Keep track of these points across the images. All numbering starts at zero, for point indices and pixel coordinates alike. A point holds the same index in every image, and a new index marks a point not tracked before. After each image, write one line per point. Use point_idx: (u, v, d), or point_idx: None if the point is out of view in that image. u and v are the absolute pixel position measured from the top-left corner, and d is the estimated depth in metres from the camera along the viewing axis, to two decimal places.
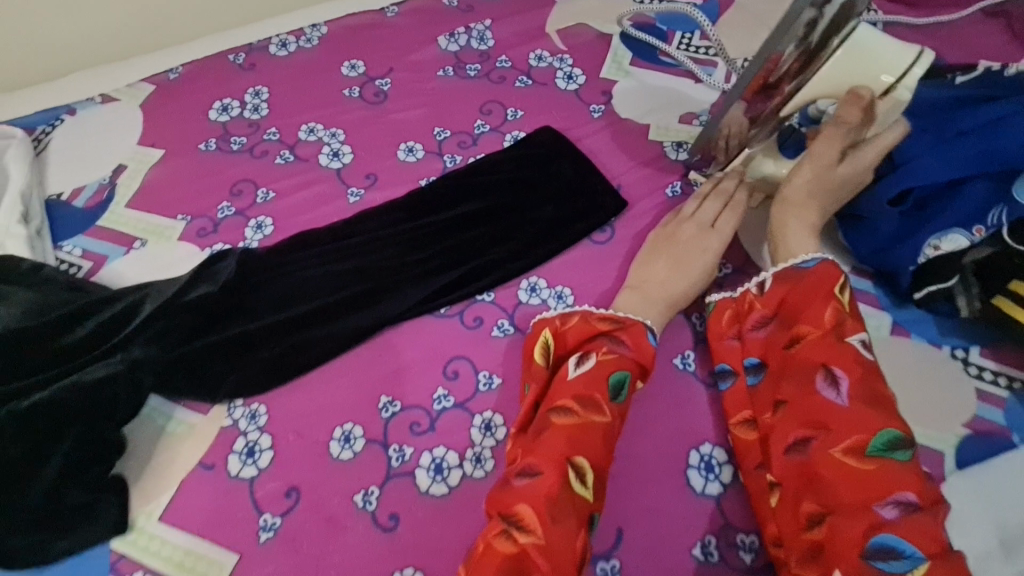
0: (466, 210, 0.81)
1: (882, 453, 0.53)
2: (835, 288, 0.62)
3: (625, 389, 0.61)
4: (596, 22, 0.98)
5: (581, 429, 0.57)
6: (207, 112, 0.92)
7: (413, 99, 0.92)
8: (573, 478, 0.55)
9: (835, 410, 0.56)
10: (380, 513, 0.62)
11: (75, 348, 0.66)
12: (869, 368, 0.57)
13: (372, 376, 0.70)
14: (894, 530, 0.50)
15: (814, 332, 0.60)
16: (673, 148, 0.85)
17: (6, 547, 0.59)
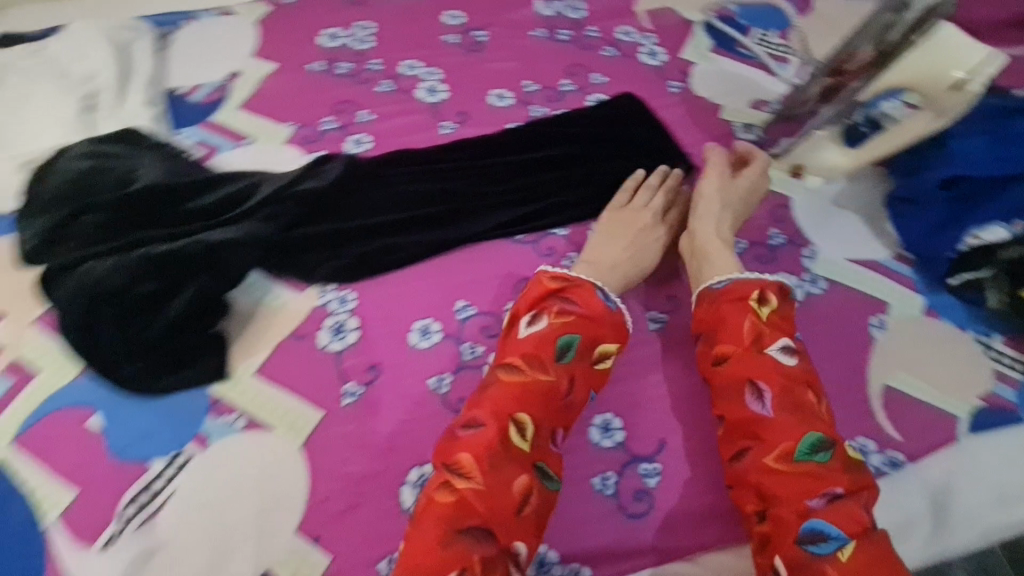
0: (546, 155, 0.86)
1: (809, 454, 0.58)
2: (754, 300, 0.66)
3: (573, 348, 0.64)
4: (682, 8, 1.07)
5: (524, 391, 0.61)
6: (315, 37, 0.99)
7: (507, 53, 1.00)
8: (514, 434, 0.59)
9: (764, 421, 0.60)
10: (452, 396, 0.70)
11: (199, 215, 0.74)
12: (790, 374, 0.62)
13: (451, 283, 0.77)
14: (820, 515, 0.56)
15: (735, 349, 0.64)
16: (742, 128, 0.93)
17: (122, 372, 0.67)
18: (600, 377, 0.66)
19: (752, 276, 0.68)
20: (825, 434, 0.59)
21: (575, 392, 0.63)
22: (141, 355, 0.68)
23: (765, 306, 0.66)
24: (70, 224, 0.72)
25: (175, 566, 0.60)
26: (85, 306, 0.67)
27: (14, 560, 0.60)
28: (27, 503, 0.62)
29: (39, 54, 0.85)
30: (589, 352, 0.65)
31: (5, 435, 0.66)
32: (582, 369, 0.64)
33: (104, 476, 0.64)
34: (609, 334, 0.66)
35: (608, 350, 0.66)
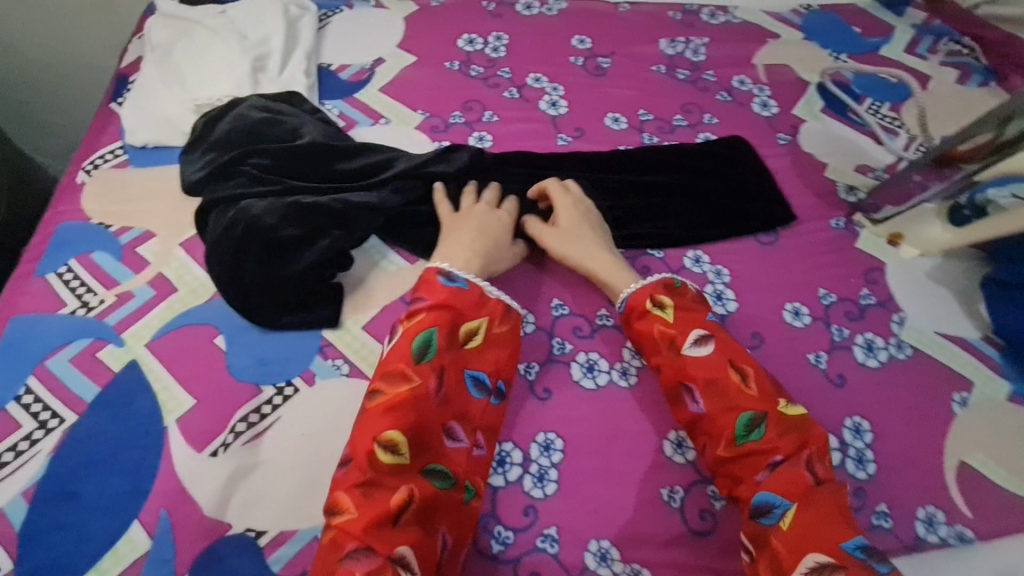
0: (651, 181, 0.91)
1: (747, 436, 0.64)
2: (652, 308, 0.72)
3: (431, 346, 0.66)
4: (799, 67, 1.10)
5: (395, 405, 0.61)
6: (456, 40, 1.07)
7: (627, 82, 1.05)
8: (382, 452, 0.59)
9: (702, 416, 0.67)
10: (537, 384, 0.73)
11: (342, 177, 0.82)
12: (709, 363, 0.68)
13: (549, 280, 0.82)
14: (764, 485, 0.62)
15: (661, 359, 0.71)
16: (845, 189, 0.95)
17: (253, 302, 0.74)
18: (470, 357, 0.68)
19: (645, 281, 0.75)
20: (753, 411, 0.65)
21: (445, 385, 0.65)
22: (270, 292, 0.74)
23: (661, 309, 0.72)
24: (234, 165, 0.81)
25: (270, 485, 0.65)
26: (237, 237, 0.75)
27: (133, 449, 0.66)
28: (152, 399, 0.69)
29: (223, 18, 0.97)
30: (452, 340, 0.67)
31: (142, 336, 0.73)
32: (449, 358, 0.66)
33: (222, 390, 0.70)
34: (463, 316, 0.69)
35: (480, 327, 0.70)
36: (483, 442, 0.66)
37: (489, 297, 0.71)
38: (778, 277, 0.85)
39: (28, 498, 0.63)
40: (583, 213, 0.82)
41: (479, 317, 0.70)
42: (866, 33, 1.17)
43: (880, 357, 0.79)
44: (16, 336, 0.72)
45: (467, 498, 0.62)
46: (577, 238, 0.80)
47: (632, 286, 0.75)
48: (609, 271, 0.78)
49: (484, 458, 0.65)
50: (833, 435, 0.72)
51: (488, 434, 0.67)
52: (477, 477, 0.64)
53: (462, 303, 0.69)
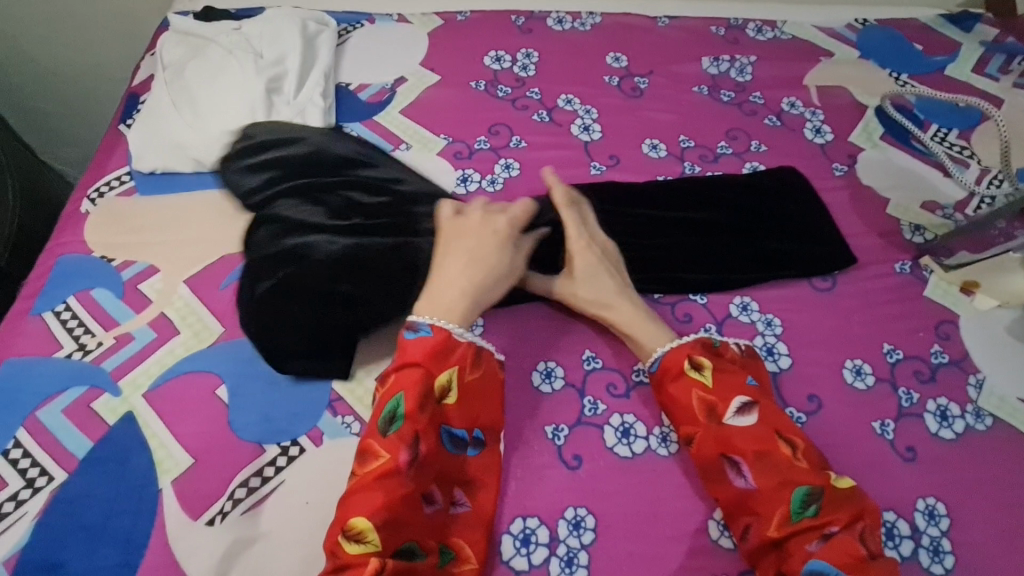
0: (690, 220, 0.82)
1: (801, 510, 0.55)
2: (688, 368, 0.64)
3: (398, 413, 0.58)
4: (856, 89, 1.01)
5: (364, 486, 0.54)
6: (482, 57, 0.99)
7: (666, 104, 0.96)
8: (350, 537, 0.52)
9: (750, 493, 0.58)
10: (566, 451, 0.66)
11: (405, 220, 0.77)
12: (756, 433, 0.59)
13: (581, 329, 0.74)
14: (818, 556, 0.53)
15: (697, 430, 0.61)
16: (910, 229, 0.86)
17: (292, 354, 0.68)
18: (447, 413, 0.60)
19: (682, 339, 0.66)
20: (808, 485, 0.56)
21: (421, 453, 0.57)
22: (308, 336, 0.68)
23: (699, 371, 0.64)
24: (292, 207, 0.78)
25: (271, 561, 0.59)
26: (286, 285, 0.71)
27: (125, 515, 0.61)
28: (148, 458, 0.64)
29: (238, 35, 0.92)
30: (425, 399, 0.59)
31: (139, 385, 0.68)
32: (424, 422, 0.58)
33: (223, 449, 0.64)
34: (435, 370, 0.60)
35: (451, 380, 0.61)
36: (461, 497, 0.60)
37: (460, 340, 0.62)
38: (836, 330, 0.76)
39: (8, 569, 0.58)
40: (600, 252, 0.73)
41: (446, 368, 0.61)
42: (930, 51, 1.06)
43: (955, 428, 0.70)
44: (8, 382, 0.67)
45: (445, 561, 0.57)
46: (592, 281, 0.71)
47: (665, 346, 0.66)
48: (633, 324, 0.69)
49: (466, 513, 0.60)
50: (903, 519, 0.64)
51: (466, 489, 0.60)
52: (457, 537, 0.58)
53: (428, 356, 0.60)
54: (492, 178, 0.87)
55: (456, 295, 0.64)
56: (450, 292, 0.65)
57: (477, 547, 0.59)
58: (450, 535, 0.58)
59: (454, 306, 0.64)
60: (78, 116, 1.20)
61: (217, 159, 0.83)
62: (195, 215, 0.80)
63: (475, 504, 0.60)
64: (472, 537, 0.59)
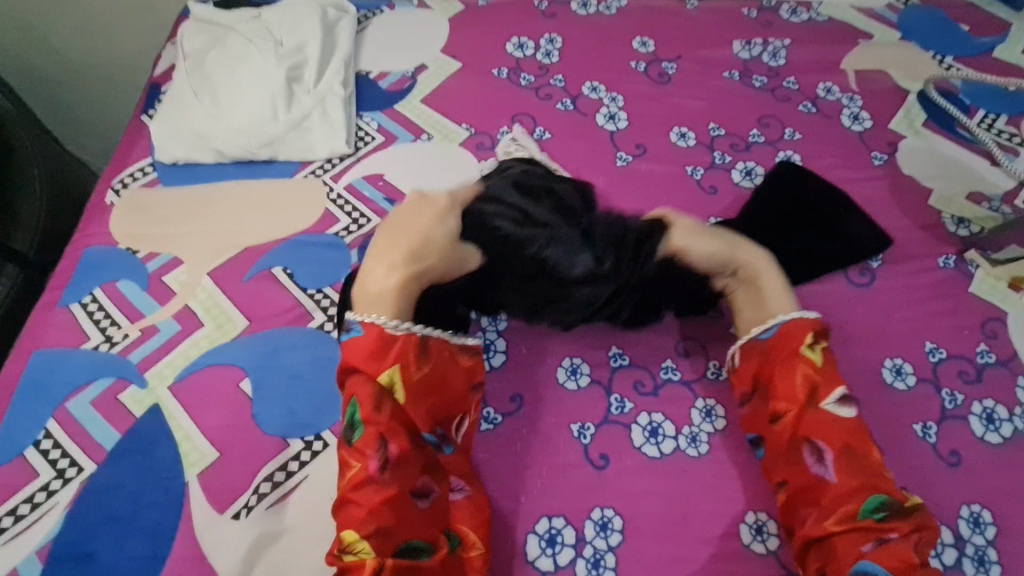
0: (716, 220, 0.80)
1: (871, 513, 0.54)
2: (805, 345, 0.60)
3: (356, 421, 0.57)
4: (897, 73, 0.95)
5: (345, 499, 0.55)
6: (504, 43, 0.96)
7: (695, 90, 0.93)
8: (340, 550, 0.53)
9: (827, 485, 0.56)
10: (592, 450, 0.65)
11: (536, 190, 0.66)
12: (850, 428, 0.57)
13: (607, 324, 0.72)
14: (869, 556, 0.52)
15: (789, 409, 0.59)
16: (954, 222, 0.82)
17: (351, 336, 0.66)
18: (405, 408, 0.59)
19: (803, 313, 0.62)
20: (889, 493, 0.54)
21: (392, 453, 0.56)
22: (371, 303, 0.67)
23: (810, 354, 0.60)
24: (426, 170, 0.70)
25: (296, 555, 0.59)
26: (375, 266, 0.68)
27: (152, 506, 0.61)
28: (174, 450, 0.64)
29: (257, 23, 0.90)
30: (376, 402, 0.57)
31: (165, 377, 0.68)
32: (384, 422, 0.57)
33: (248, 442, 0.64)
34: (375, 370, 0.59)
35: (395, 375, 0.59)
36: (458, 484, 0.59)
37: (394, 331, 0.59)
38: (876, 328, 0.73)
39: (41, 558, 0.59)
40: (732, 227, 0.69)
41: (387, 366, 0.59)
42: (977, 31, 1.00)
43: (1002, 432, 0.67)
44: (37, 373, 0.68)
45: (451, 548, 0.57)
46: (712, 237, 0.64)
47: (786, 315, 0.63)
48: (772, 283, 0.65)
49: (465, 499, 0.59)
50: (945, 527, 0.61)
51: (461, 475, 0.60)
52: (461, 524, 0.58)
53: (366, 358, 0.59)
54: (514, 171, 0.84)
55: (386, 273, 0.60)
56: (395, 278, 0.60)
57: (482, 531, 0.58)
58: (453, 521, 0.58)
59: (390, 299, 0.60)
60: (101, 107, 1.20)
61: (237, 149, 0.82)
62: (218, 206, 0.80)
63: (473, 489, 0.59)
64: (476, 523, 0.58)
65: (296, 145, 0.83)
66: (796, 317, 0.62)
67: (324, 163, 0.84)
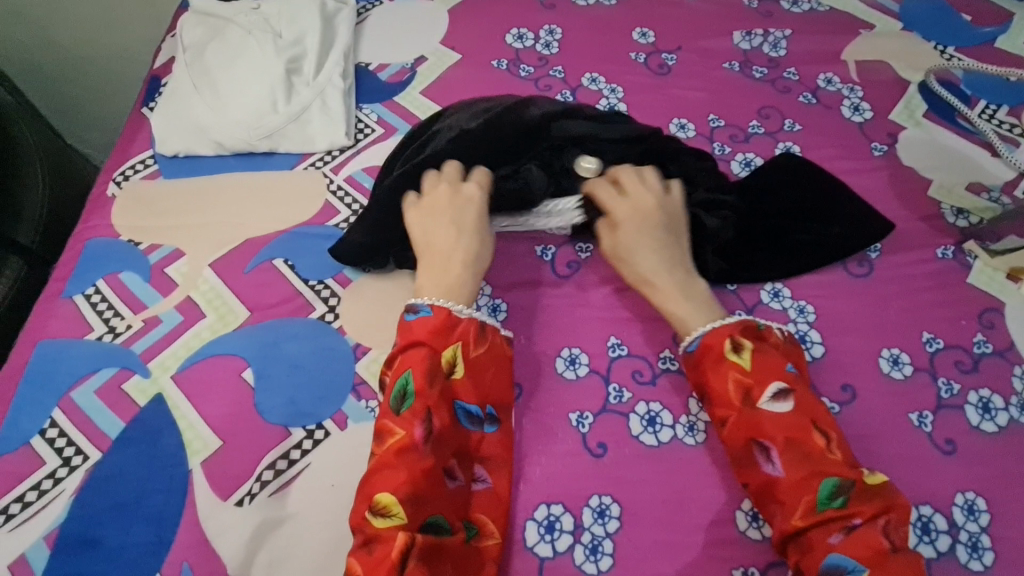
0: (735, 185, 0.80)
1: (828, 500, 0.52)
2: (727, 351, 0.60)
3: (409, 391, 0.57)
4: (898, 64, 0.95)
5: (384, 465, 0.54)
6: (504, 35, 0.96)
7: (695, 81, 0.92)
8: (374, 515, 0.52)
9: (778, 481, 0.55)
10: (591, 438, 0.65)
11: (550, 148, 0.75)
12: (789, 419, 0.56)
13: (606, 314, 0.72)
14: (839, 548, 0.51)
15: (729, 412, 0.59)
16: (953, 212, 0.82)
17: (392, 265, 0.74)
18: (456, 389, 0.60)
19: (725, 321, 0.62)
20: (839, 477, 0.53)
21: (438, 428, 0.57)
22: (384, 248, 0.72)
23: (738, 354, 0.60)
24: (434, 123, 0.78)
25: (299, 541, 0.60)
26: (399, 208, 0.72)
27: (157, 494, 0.62)
28: (178, 439, 0.65)
29: (257, 15, 0.90)
30: (432, 376, 0.58)
31: (168, 367, 0.69)
32: (435, 397, 0.57)
33: (250, 431, 0.65)
34: (437, 347, 0.60)
35: (455, 355, 0.60)
36: (482, 473, 0.60)
37: (460, 316, 0.62)
38: (872, 318, 0.73)
39: (49, 544, 0.60)
40: (639, 230, 0.68)
41: (449, 345, 0.60)
42: (979, 21, 0.99)
43: (998, 421, 0.67)
44: (42, 363, 0.69)
45: (470, 536, 0.57)
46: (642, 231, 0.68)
47: (709, 324, 0.63)
48: (672, 295, 0.66)
49: (488, 490, 0.60)
50: (939, 514, 0.62)
51: (487, 466, 0.60)
52: (480, 513, 0.58)
53: (430, 334, 0.60)
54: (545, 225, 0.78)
55: (454, 266, 0.65)
56: (448, 268, 0.65)
57: (499, 523, 0.59)
58: (473, 510, 0.58)
59: (456, 285, 0.64)
60: (103, 100, 1.20)
61: (238, 142, 0.82)
62: (219, 198, 0.80)
63: (496, 481, 0.60)
64: (493, 513, 0.59)
65: (297, 137, 0.83)
66: (709, 330, 0.62)
67: (324, 155, 0.84)
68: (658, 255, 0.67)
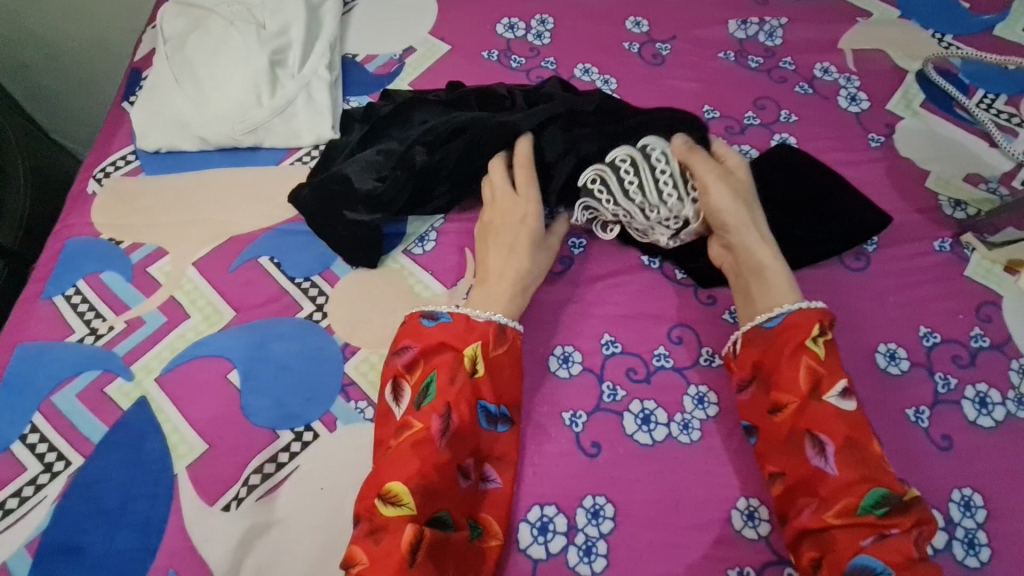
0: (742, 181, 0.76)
1: (872, 507, 0.51)
2: (810, 337, 0.58)
3: (432, 387, 0.57)
4: (896, 53, 0.93)
5: (399, 455, 0.54)
6: (494, 25, 0.94)
7: (690, 71, 0.91)
8: (384, 503, 0.51)
9: (825, 477, 0.53)
10: (584, 438, 0.64)
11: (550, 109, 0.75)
12: (853, 421, 0.55)
13: (599, 311, 0.71)
14: (868, 551, 0.50)
15: (793, 402, 0.57)
16: (950, 204, 0.80)
17: (355, 245, 0.72)
18: (479, 387, 0.57)
19: (809, 304, 0.60)
20: (891, 488, 0.52)
21: (455, 425, 0.55)
22: (359, 237, 0.72)
23: (814, 342, 0.58)
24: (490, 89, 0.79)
25: (289, 545, 0.59)
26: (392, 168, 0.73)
27: (142, 499, 0.61)
28: (162, 443, 0.63)
29: (239, 4, 0.88)
30: (458, 373, 0.57)
31: (152, 369, 0.67)
32: (455, 392, 0.56)
33: (236, 434, 0.64)
34: (460, 344, 0.58)
35: (476, 354, 0.58)
36: (492, 474, 0.58)
37: (478, 318, 0.60)
38: (869, 313, 0.72)
39: (31, 552, 0.59)
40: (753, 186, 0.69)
41: (470, 343, 0.58)
42: (978, 9, 0.97)
43: (995, 416, 0.67)
44: (21, 366, 0.67)
45: (473, 536, 0.56)
46: (746, 204, 0.66)
47: (793, 304, 0.60)
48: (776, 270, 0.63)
49: (498, 491, 0.58)
50: (937, 511, 0.61)
51: (497, 466, 0.59)
52: (487, 513, 0.57)
53: (455, 335, 0.59)
54: (571, 245, 0.75)
55: (505, 284, 0.63)
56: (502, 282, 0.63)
57: (503, 524, 0.58)
58: (480, 509, 0.57)
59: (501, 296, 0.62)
60: (85, 93, 1.17)
61: (222, 137, 0.80)
62: (204, 194, 0.78)
63: (505, 481, 0.59)
64: (498, 513, 0.58)
65: (282, 131, 0.81)
66: (801, 306, 0.60)
67: (311, 151, 0.82)
68: (762, 234, 0.65)
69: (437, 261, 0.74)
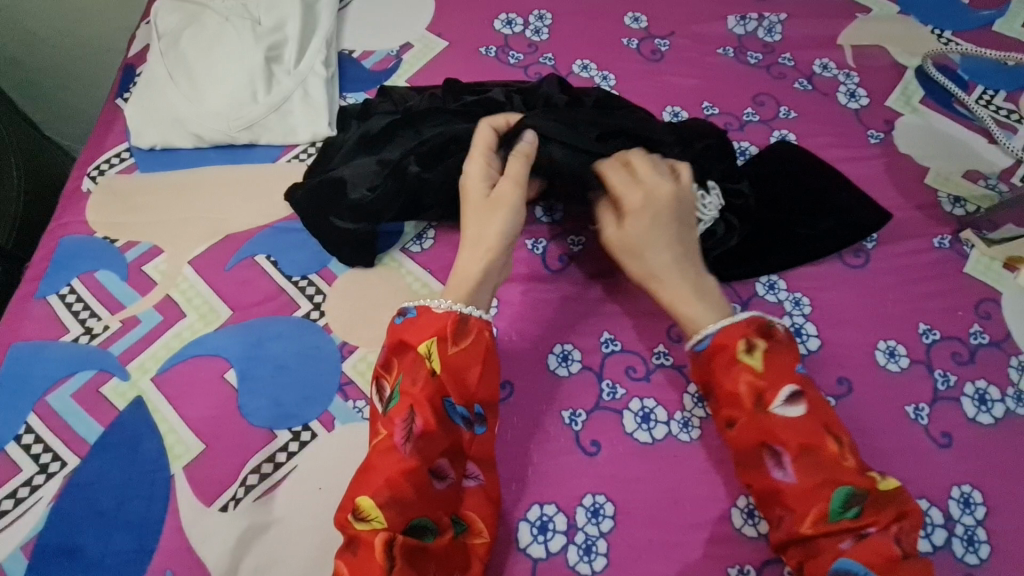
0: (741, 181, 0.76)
1: (841, 511, 0.51)
2: (741, 351, 0.57)
3: (395, 391, 0.55)
4: (895, 49, 0.93)
5: (366, 468, 0.53)
6: (492, 21, 0.93)
7: (688, 68, 0.90)
8: (354, 518, 0.50)
9: (788, 488, 0.53)
10: (584, 437, 0.64)
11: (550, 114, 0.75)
12: (805, 427, 0.54)
13: (598, 310, 0.71)
14: (849, 554, 0.49)
15: (743, 414, 0.56)
16: (950, 201, 0.80)
17: (348, 245, 0.71)
18: (443, 386, 0.55)
19: (735, 318, 0.59)
20: (852, 485, 0.51)
21: (417, 430, 0.53)
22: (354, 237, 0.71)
23: (751, 354, 0.57)
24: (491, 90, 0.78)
25: (285, 546, 0.59)
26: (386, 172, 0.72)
27: (138, 500, 0.60)
28: (159, 444, 0.63)
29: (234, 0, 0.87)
30: (415, 376, 0.55)
31: (148, 369, 0.67)
32: (418, 394, 0.54)
33: (233, 434, 0.63)
34: (415, 343, 0.56)
35: (431, 350, 0.56)
36: (472, 470, 0.57)
37: (437, 309, 0.58)
38: (869, 310, 0.72)
39: (27, 554, 0.58)
40: (655, 214, 0.63)
41: (423, 341, 0.56)
42: (978, 4, 0.97)
43: (994, 413, 0.67)
44: (15, 367, 0.67)
45: (457, 533, 0.55)
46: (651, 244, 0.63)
47: (720, 323, 0.59)
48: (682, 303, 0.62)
49: (478, 487, 0.57)
50: (936, 508, 0.61)
51: (479, 463, 0.57)
52: (469, 510, 0.56)
53: (411, 334, 0.57)
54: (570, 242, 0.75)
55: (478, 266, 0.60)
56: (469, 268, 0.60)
57: (489, 521, 0.56)
58: (462, 506, 0.56)
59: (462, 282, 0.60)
60: (79, 90, 1.16)
61: (217, 134, 0.79)
62: (200, 192, 0.77)
63: (487, 477, 0.57)
64: (484, 510, 0.56)
65: (277, 129, 0.80)
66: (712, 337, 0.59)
67: (307, 148, 0.81)
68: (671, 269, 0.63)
69: (436, 260, 0.73)
